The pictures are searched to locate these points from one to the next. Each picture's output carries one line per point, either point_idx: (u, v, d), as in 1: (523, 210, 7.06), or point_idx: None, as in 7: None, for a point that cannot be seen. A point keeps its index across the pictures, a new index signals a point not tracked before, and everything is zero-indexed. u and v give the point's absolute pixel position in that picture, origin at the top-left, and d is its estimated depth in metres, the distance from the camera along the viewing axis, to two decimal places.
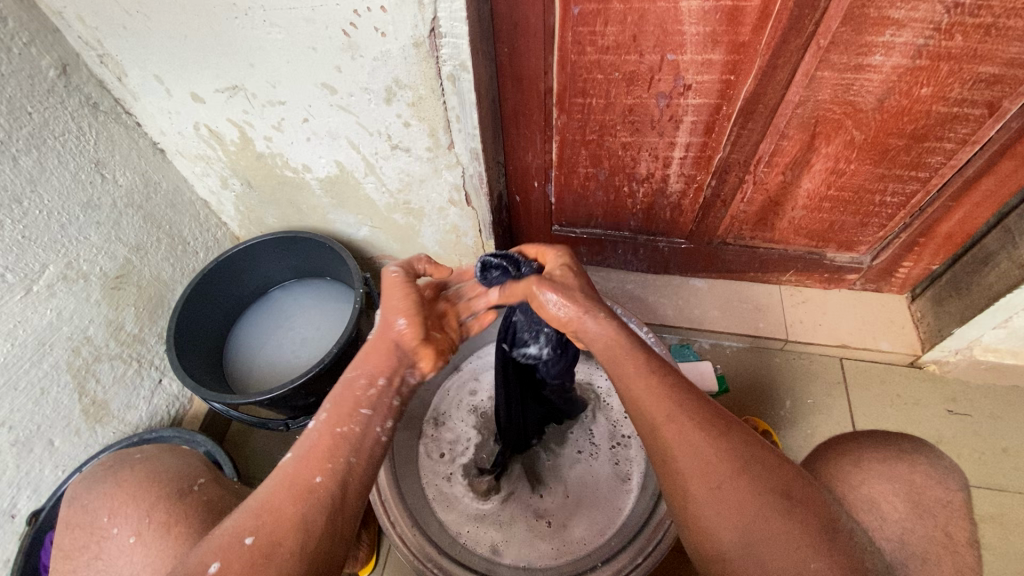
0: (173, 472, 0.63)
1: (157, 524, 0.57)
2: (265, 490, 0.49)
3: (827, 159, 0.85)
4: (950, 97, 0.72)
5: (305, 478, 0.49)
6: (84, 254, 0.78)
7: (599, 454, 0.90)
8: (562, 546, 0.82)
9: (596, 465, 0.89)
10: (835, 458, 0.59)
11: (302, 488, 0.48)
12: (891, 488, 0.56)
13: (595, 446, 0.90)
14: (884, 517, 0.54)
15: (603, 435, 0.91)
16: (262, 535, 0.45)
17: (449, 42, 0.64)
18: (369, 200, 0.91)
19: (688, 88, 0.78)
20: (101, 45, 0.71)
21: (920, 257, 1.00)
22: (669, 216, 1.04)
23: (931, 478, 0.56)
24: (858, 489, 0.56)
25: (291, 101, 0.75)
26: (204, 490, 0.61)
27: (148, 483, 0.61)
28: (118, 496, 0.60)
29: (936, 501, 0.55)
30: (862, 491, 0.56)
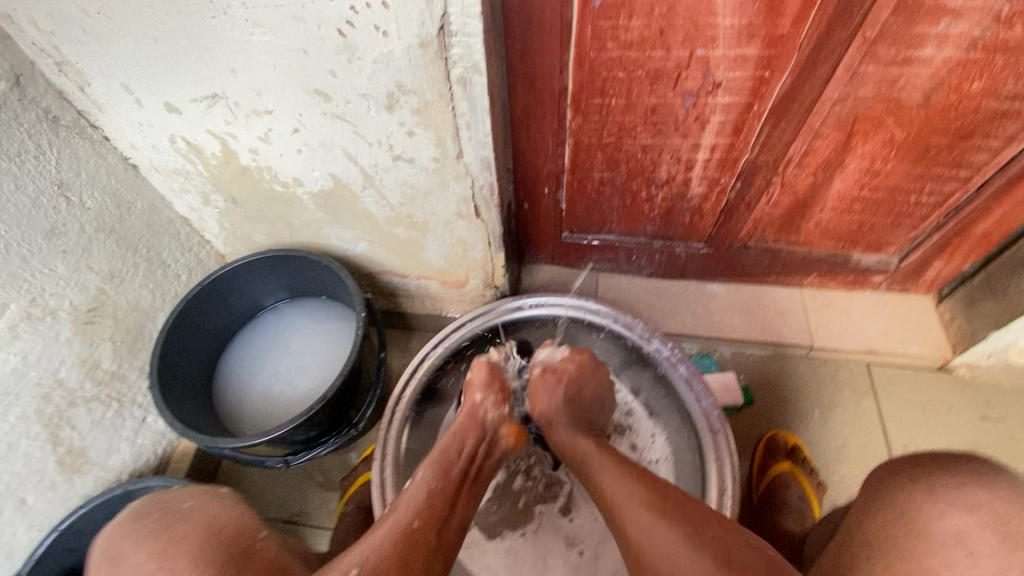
0: (232, 524, 0.57)
1: None
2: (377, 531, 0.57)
3: (862, 159, 0.80)
4: (1003, 91, 0.67)
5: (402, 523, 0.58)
6: (50, 288, 0.69)
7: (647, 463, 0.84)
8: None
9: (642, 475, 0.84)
10: (907, 486, 0.55)
11: (402, 530, 0.57)
12: (973, 517, 0.50)
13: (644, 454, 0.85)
14: (972, 551, 0.49)
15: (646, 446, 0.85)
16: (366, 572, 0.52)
17: (461, 41, 0.56)
18: (368, 215, 0.83)
19: (717, 86, 0.72)
20: (58, 51, 0.63)
21: (952, 258, 0.95)
22: (687, 221, 0.98)
23: (1018, 504, 0.51)
24: (937, 522, 0.51)
25: (280, 110, 0.67)
26: (269, 542, 0.57)
27: (205, 538, 0.54)
28: (176, 558, 0.52)
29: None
30: (946, 523, 0.51)
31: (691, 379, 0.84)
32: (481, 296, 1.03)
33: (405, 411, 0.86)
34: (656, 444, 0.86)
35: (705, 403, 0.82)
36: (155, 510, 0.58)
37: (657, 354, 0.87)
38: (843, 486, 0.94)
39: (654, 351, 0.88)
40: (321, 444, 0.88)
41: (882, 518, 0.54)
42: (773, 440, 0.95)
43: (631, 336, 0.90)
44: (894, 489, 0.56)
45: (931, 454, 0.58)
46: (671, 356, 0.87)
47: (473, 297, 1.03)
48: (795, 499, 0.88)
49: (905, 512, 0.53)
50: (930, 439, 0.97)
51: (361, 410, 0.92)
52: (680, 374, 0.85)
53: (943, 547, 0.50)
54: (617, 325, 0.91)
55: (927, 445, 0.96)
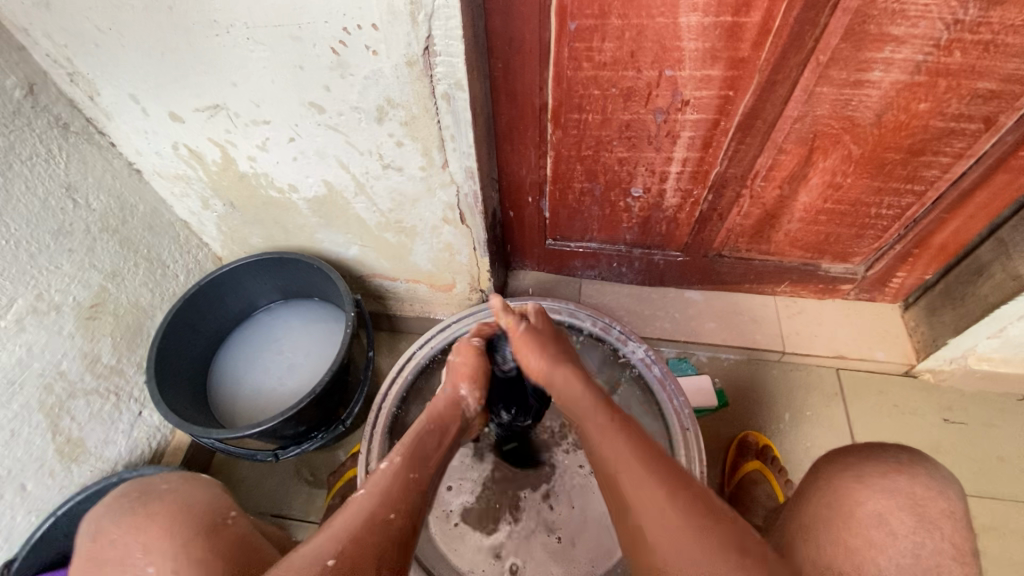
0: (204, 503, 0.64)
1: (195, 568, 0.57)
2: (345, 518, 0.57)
3: (824, 173, 0.85)
4: (947, 112, 0.72)
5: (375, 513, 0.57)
6: (55, 284, 0.73)
7: None
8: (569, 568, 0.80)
9: None
10: (834, 474, 0.60)
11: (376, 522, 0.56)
12: (894, 502, 0.56)
13: None
14: (893, 532, 0.54)
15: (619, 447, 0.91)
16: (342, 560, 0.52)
17: (444, 61, 0.61)
18: (359, 220, 0.88)
19: (685, 104, 0.77)
20: (71, 63, 0.67)
21: (914, 268, 1.00)
22: (665, 229, 1.03)
23: (930, 489, 0.56)
24: (860, 507, 0.56)
25: (277, 120, 0.72)
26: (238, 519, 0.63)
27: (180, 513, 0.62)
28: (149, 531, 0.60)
29: (939, 512, 0.55)
30: (868, 506, 0.56)
31: (664, 380, 0.88)
32: (468, 299, 1.07)
33: (391, 409, 0.90)
34: None
35: (676, 402, 0.86)
36: (135, 491, 0.64)
37: (632, 356, 0.92)
38: None
39: (629, 352, 0.92)
40: (310, 439, 0.92)
41: (814, 506, 0.59)
42: (745, 440, 0.99)
43: (609, 339, 0.94)
44: (822, 476, 0.60)
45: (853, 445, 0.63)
46: (645, 358, 0.91)
47: (460, 300, 1.08)
48: (763, 496, 0.92)
49: (829, 497, 0.58)
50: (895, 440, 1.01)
51: (349, 407, 0.95)
52: (654, 374, 0.89)
53: (866, 528, 0.55)
54: (596, 328, 0.95)
55: None
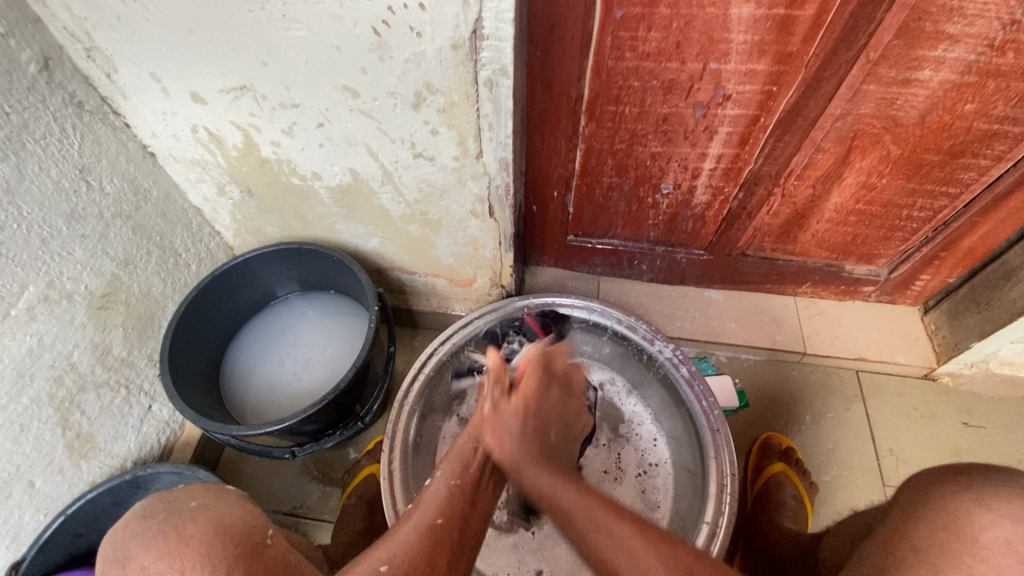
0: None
1: None
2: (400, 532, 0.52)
3: (859, 173, 0.84)
4: (993, 113, 0.71)
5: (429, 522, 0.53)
6: (67, 271, 0.69)
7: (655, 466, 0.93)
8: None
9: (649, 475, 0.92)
10: (947, 494, 0.52)
11: (428, 527, 0.52)
12: (1023, 530, 0.46)
13: (648, 460, 0.94)
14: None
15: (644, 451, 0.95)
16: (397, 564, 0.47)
17: (491, 45, 0.59)
18: (383, 211, 0.85)
19: (727, 98, 0.75)
20: (89, 37, 0.63)
21: (939, 271, 1.00)
22: (690, 227, 1.01)
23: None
24: (982, 532, 0.47)
25: (307, 104, 0.68)
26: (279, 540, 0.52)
27: (210, 528, 0.50)
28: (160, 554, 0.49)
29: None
30: (992, 533, 0.47)
31: (692, 381, 0.86)
32: (487, 295, 1.05)
33: (412, 407, 0.87)
34: (657, 448, 0.94)
35: (705, 403, 0.84)
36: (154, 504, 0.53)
37: (659, 355, 0.89)
38: (833, 486, 0.97)
39: (656, 352, 0.90)
40: (328, 436, 0.89)
41: (922, 524, 0.50)
42: (768, 441, 0.98)
43: (635, 337, 0.92)
44: (933, 496, 0.52)
45: (961, 467, 0.55)
46: (673, 357, 0.89)
47: (479, 296, 1.05)
48: (789, 499, 0.91)
49: (939, 516, 0.50)
50: (914, 443, 1.01)
51: (367, 404, 0.93)
52: (682, 375, 0.87)
53: (991, 556, 0.46)
54: (621, 326, 0.93)
55: (913, 448, 1.00)
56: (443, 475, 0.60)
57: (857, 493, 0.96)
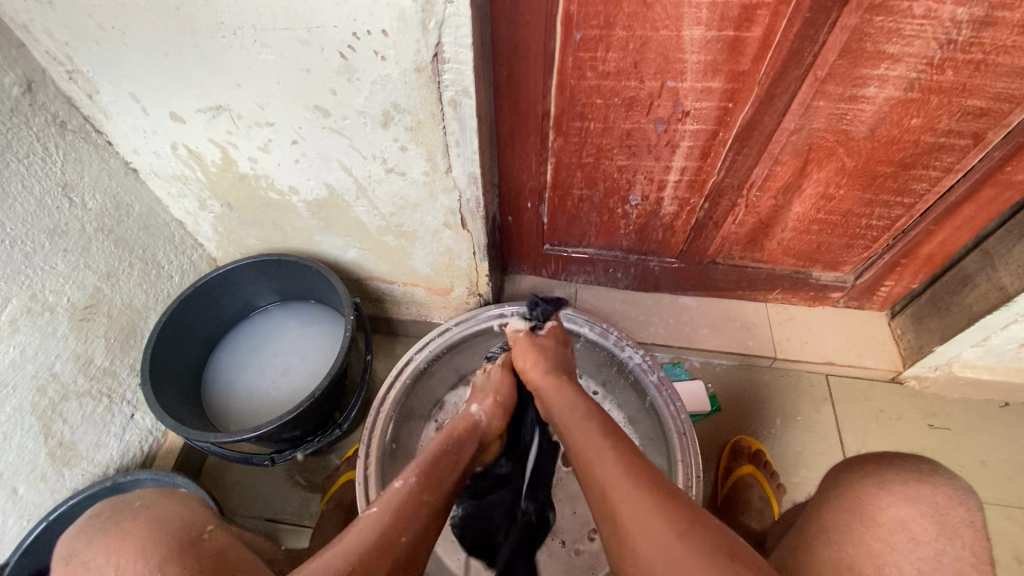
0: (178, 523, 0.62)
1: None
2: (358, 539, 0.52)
3: (818, 184, 0.87)
4: (938, 127, 0.75)
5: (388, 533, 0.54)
6: (50, 284, 0.72)
7: None
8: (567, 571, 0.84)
9: None
10: (857, 481, 0.60)
11: (389, 542, 0.52)
12: (917, 509, 0.56)
13: None
14: (914, 538, 0.55)
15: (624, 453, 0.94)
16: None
17: (452, 68, 0.62)
18: (359, 223, 0.88)
19: (686, 114, 0.78)
20: (70, 61, 0.66)
21: (901, 277, 1.03)
22: (661, 236, 1.04)
23: (951, 498, 0.57)
24: (883, 513, 0.56)
25: (280, 123, 0.71)
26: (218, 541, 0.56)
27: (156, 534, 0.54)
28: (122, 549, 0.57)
29: (961, 522, 0.55)
30: (891, 512, 0.56)
31: (661, 386, 0.89)
32: (465, 303, 1.07)
33: (388, 413, 0.90)
34: None
35: (673, 407, 0.87)
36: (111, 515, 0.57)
37: (630, 361, 0.93)
38: (803, 488, 1.00)
39: (627, 357, 0.93)
40: (307, 443, 0.91)
41: (834, 508, 0.59)
42: (739, 444, 1.01)
43: (606, 343, 0.95)
44: (845, 483, 0.60)
45: (870, 454, 0.63)
46: (643, 363, 0.92)
47: (457, 304, 1.08)
48: (756, 499, 0.93)
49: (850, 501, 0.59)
50: (882, 444, 1.04)
51: (346, 411, 0.95)
52: (652, 381, 0.90)
53: (888, 534, 0.55)
54: (594, 333, 0.96)
55: (880, 450, 1.03)
56: (413, 483, 0.60)
57: None
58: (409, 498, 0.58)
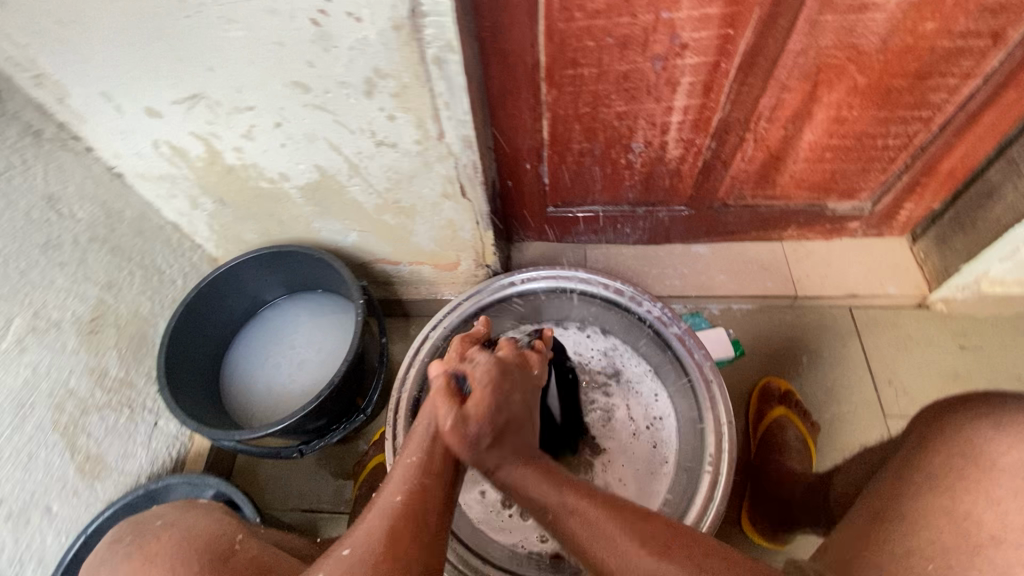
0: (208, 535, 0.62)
1: None
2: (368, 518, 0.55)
3: (829, 108, 0.83)
4: (955, 29, 0.70)
5: (390, 500, 0.57)
6: (51, 300, 0.70)
7: (664, 420, 0.92)
8: (646, 492, 0.86)
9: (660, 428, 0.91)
10: (963, 420, 0.51)
11: (391, 509, 0.56)
12: None
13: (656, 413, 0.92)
14: None
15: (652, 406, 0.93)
16: (356, 547, 0.53)
17: (433, 21, 0.58)
18: (356, 204, 0.85)
19: (684, 47, 0.74)
20: (34, 64, 0.63)
21: (922, 198, 0.99)
22: (667, 184, 1.00)
23: None
24: (998, 455, 0.47)
25: (261, 105, 0.68)
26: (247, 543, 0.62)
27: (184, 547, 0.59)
28: None
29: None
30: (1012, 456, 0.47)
31: (683, 336, 0.87)
32: (474, 276, 1.05)
33: (411, 394, 0.88)
34: (658, 404, 0.93)
35: (697, 355, 0.85)
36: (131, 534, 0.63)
37: (649, 315, 0.90)
38: (835, 423, 0.98)
39: (645, 312, 0.91)
40: (333, 432, 0.91)
41: (938, 452, 0.50)
42: (767, 388, 0.99)
43: (622, 300, 0.93)
44: (945, 421, 0.52)
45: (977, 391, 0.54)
46: (662, 316, 0.89)
47: (466, 278, 1.06)
48: (792, 440, 0.92)
49: (953, 444, 0.50)
50: (913, 370, 1.02)
51: (367, 396, 0.94)
52: (672, 332, 0.88)
53: (1007, 476, 0.46)
54: (608, 291, 0.93)
55: (911, 377, 1.01)
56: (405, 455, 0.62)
57: (859, 427, 0.97)
58: (410, 470, 0.60)
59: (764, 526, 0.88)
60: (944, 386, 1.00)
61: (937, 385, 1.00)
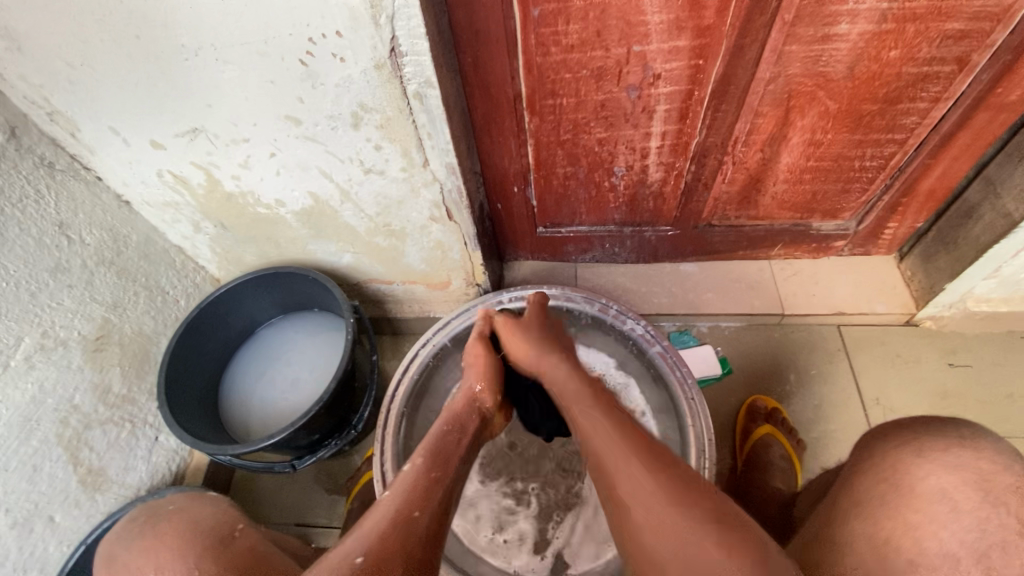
0: (212, 519, 0.65)
1: None
2: (374, 517, 0.56)
3: (804, 132, 0.85)
4: (919, 57, 0.72)
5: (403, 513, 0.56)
6: (59, 320, 0.75)
7: None
8: None
9: None
10: (890, 447, 0.56)
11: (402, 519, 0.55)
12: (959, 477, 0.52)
13: None
14: (958, 508, 0.50)
15: None
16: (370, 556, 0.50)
17: (411, 60, 0.62)
18: (349, 227, 0.89)
19: (658, 77, 0.77)
20: (49, 102, 0.69)
21: (905, 217, 1.00)
22: (652, 205, 1.03)
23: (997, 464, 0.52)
24: (921, 482, 0.52)
25: (256, 137, 0.73)
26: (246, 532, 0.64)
27: (192, 533, 0.62)
28: (165, 551, 0.61)
29: (1010, 489, 0.51)
30: (930, 482, 0.52)
31: (666, 354, 0.89)
32: (466, 295, 1.08)
33: (400, 408, 0.91)
34: None
35: (680, 372, 0.87)
36: (143, 516, 0.66)
37: (633, 333, 0.93)
38: (823, 442, 0.98)
39: (630, 330, 0.93)
40: (325, 447, 0.93)
41: (866, 477, 0.55)
42: (755, 406, 1.00)
43: (608, 318, 0.95)
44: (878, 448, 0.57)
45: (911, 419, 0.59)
46: (646, 335, 0.92)
47: (458, 297, 1.09)
48: (778, 458, 0.92)
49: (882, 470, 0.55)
50: (903, 388, 1.02)
51: (360, 412, 0.97)
52: (656, 350, 0.90)
53: (929, 504, 0.51)
54: (594, 309, 0.96)
55: (900, 396, 1.01)
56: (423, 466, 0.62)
57: (847, 445, 0.98)
58: (414, 478, 0.61)
59: None
60: (933, 405, 1.00)
61: (926, 403, 1.00)
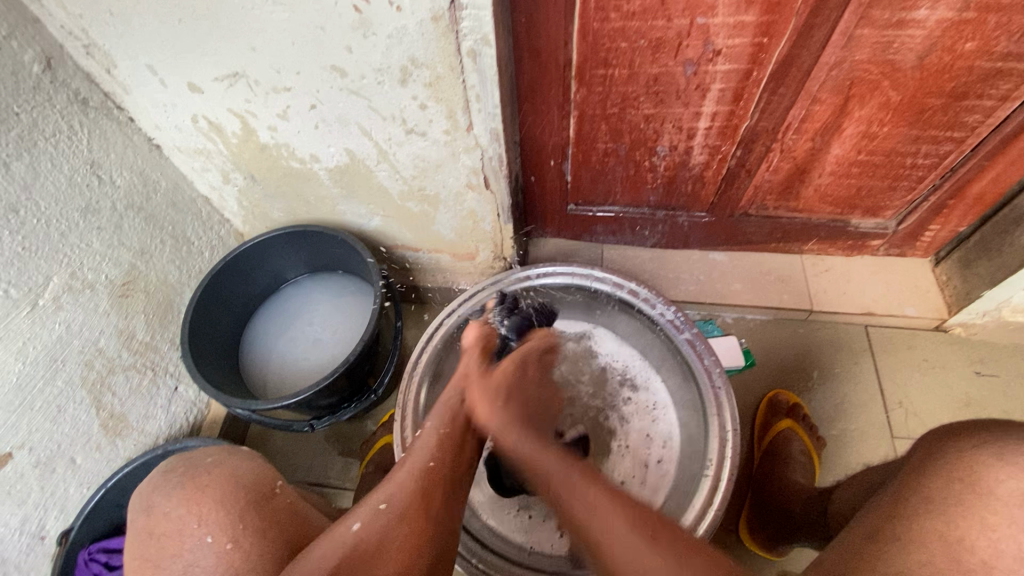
0: (248, 474, 0.64)
1: (236, 530, 0.58)
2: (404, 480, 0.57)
3: (860, 123, 0.82)
4: (995, 51, 0.69)
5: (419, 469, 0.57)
6: (87, 262, 0.73)
7: (671, 432, 0.92)
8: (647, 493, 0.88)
9: (666, 441, 0.92)
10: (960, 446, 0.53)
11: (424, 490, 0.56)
12: None
13: (663, 424, 0.93)
14: None
15: (662, 415, 0.94)
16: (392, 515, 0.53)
17: (471, 14, 0.59)
18: (382, 189, 0.87)
19: (718, 53, 0.74)
20: (86, 34, 0.66)
21: (949, 220, 0.98)
22: (690, 189, 1.00)
23: None
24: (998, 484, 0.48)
25: (298, 87, 0.70)
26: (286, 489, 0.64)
27: (227, 483, 0.62)
28: (197, 501, 0.61)
29: None
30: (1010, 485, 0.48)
31: (694, 341, 0.87)
32: (491, 267, 1.06)
33: (421, 375, 0.90)
34: (666, 414, 0.94)
35: (707, 360, 0.85)
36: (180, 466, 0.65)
37: (662, 318, 0.90)
38: (841, 441, 0.98)
39: (658, 315, 0.91)
40: (344, 408, 0.93)
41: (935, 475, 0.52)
42: (777, 399, 0.99)
43: (637, 302, 0.93)
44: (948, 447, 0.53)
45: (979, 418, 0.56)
46: (674, 320, 0.90)
47: (482, 269, 1.07)
48: (797, 453, 0.92)
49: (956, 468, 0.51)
50: (926, 393, 1.01)
51: (379, 377, 0.96)
52: (684, 337, 0.88)
53: (1004, 505, 0.47)
54: (623, 291, 0.94)
55: (923, 400, 1.00)
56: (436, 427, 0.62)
57: (866, 446, 0.97)
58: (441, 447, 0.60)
59: (761, 539, 0.89)
60: (956, 412, 0.99)
61: (948, 409, 0.99)
